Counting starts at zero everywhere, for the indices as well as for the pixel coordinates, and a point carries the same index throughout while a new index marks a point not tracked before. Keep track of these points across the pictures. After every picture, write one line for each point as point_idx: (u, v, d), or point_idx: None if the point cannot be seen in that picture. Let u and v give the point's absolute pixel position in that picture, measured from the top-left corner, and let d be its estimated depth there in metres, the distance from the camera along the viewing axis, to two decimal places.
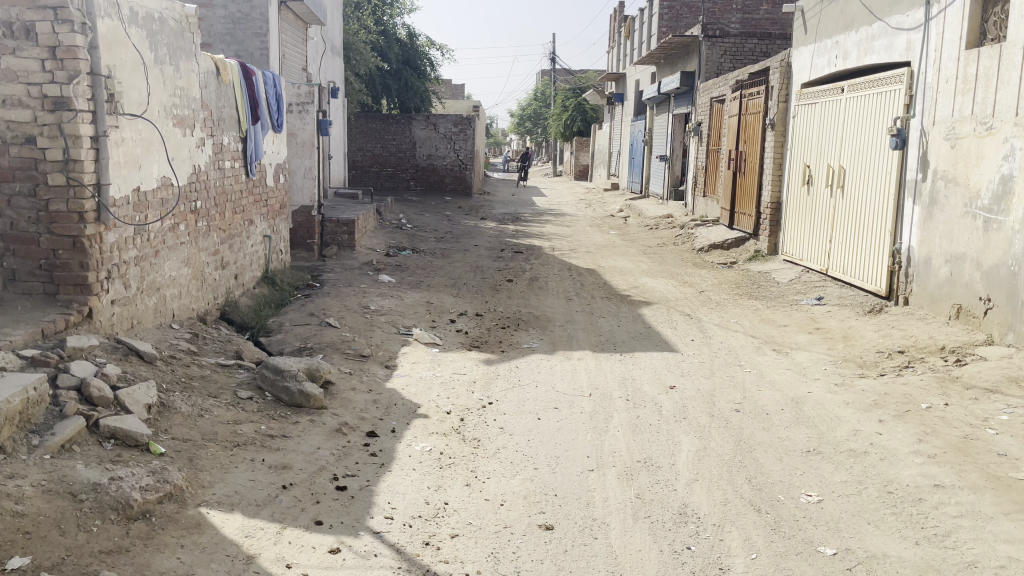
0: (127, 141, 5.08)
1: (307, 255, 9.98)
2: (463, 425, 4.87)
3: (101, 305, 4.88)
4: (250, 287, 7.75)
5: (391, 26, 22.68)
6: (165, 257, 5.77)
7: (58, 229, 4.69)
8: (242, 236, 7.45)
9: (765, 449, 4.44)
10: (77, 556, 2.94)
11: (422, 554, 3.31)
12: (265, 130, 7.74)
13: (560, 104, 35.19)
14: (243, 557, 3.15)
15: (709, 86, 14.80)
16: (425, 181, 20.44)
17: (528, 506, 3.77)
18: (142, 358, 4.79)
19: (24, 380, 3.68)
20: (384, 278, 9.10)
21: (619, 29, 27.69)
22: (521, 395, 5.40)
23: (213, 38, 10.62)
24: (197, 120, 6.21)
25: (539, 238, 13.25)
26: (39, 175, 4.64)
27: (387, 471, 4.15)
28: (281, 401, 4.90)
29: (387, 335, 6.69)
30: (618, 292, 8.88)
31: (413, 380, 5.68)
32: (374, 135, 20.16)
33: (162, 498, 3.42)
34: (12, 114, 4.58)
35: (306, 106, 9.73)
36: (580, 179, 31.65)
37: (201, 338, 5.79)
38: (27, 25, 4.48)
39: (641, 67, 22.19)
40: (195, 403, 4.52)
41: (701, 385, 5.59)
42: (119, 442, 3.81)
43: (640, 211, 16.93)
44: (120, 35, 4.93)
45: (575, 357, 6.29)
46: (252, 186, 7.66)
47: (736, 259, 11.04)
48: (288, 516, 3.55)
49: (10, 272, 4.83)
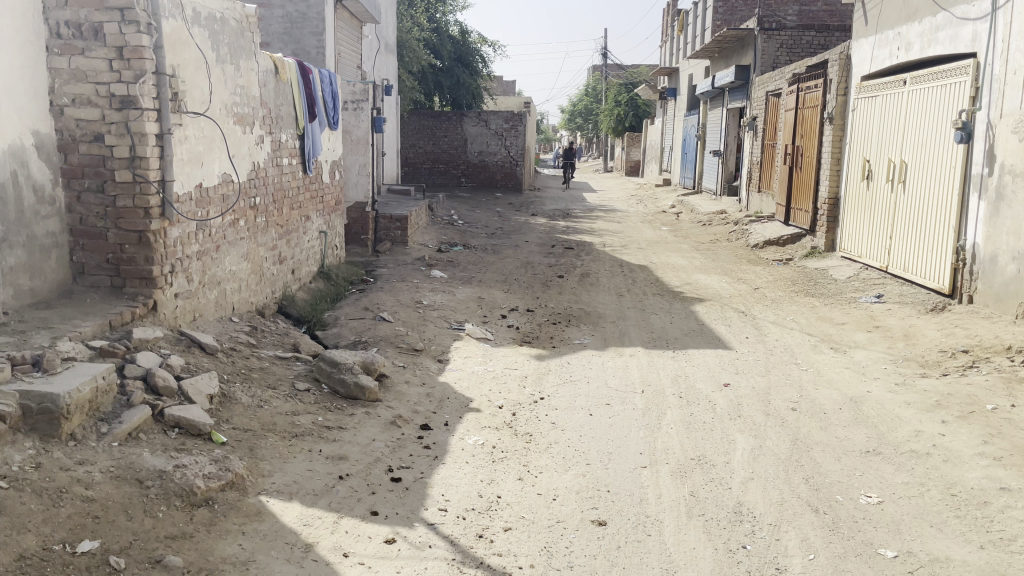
0: (191, 139, 5.22)
1: (361, 250, 10.12)
2: (515, 419, 4.90)
3: (164, 298, 5.04)
4: (307, 282, 7.91)
5: (443, 23, 22.88)
6: (226, 252, 5.92)
7: (124, 224, 4.86)
8: (300, 232, 7.62)
9: (823, 449, 4.36)
10: (144, 540, 3.04)
11: (475, 546, 3.34)
12: (324, 128, 7.88)
13: (610, 100, 35.02)
14: (303, 545, 3.23)
15: (764, 79, 14.51)
16: (476, 177, 20.55)
17: (580, 501, 3.77)
18: (204, 350, 4.92)
19: (94, 368, 3.81)
20: (436, 273, 9.18)
21: (671, 24, 27.49)
22: (572, 391, 5.40)
23: (271, 37, 10.83)
24: (256, 117, 6.35)
25: (592, 234, 13.20)
26: (107, 173, 4.80)
27: (440, 463, 4.19)
28: (337, 393, 5.00)
29: (439, 330, 6.77)
30: (670, 288, 8.81)
31: (465, 375, 5.72)
32: (425, 132, 20.34)
33: (223, 486, 3.53)
34: (80, 113, 4.72)
35: (361, 104, 9.80)
36: (631, 174, 31.39)
37: (259, 331, 5.92)
38: (96, 26, 4.64)
39: (694, 61, 21.98)
40: (255, 394, 4.63)
41: (756, 383, 5.51)
42: (183, 430, 3.93)
43: (692, 207, 16.74)
44: (183, 35, 5.06)
45: (627, 353, 6.26)
46: (309, 182, 7.82)
47: (792, 255, 10.82)
48: (345, 505, 3.62)
49: (79, 266, 4.99)
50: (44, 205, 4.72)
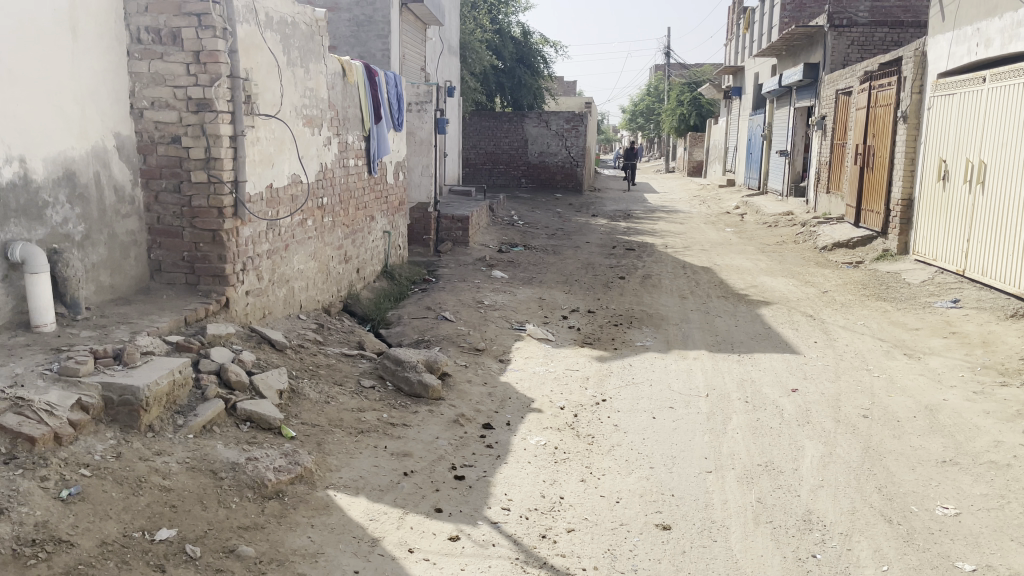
0: (262, 141, 5.36)
1: (423, 250, 10.23)
2: (577, 420, 4.88)
3: (236, 295, 5.18)
4: (371, 281, 8.03)
5: (505, 24, 22.95)
6: (295, 251, 6.06)
7: (199, 223, 5.02)
8: (365, 232, 7.75)
9: (896, 458, 4.23)
10: (218, 530, 3.13)
11: (538, 546, 3.34)
12: (390, 130, 7.99)
13: (673, 100, 34.63)
14: (369, 539, 3.28)
15: (834, 77, 14.15)
16: (537, 177, 20.56)
17: (644, 505, 3.73)
18: (273, 346, 5.04)
19: (170, 363, 3.94)
20: (497, 274, 9.21)
21: (737, 22, 27.05)
22: (635, 393, 5.36)
23: (339, 40, 11.05)
24: (325, 119, 6.48)
25: (653, 235, 13.08)
26: (183, 174, 4.96)
27: (503, 462, 4.21)
28: (401, 390, 5.07)
29: (501, 330, 6.79)
30: (734, 291, 8.67)
31: (526, 375, 5.73)
32: (486, 133, 20.46)
33: (293, 479, 3.62)
34: (159, 116, 4.89)
35: (425, 105, 9.99)
36: (693, 174, 30.94)
37: (326, 329, 6.04)
38: (174, 32, 4.79)
39: (761, 60, 21.57)
40: (322, 390, 4.73)
41: (826, 389, 5.38)
42: (254, 424, 4.03)
43: (757, 208, 16.42)
44: (257, 39, 5.20)
45: (691, 356, 6.18)
46: (375, 183, 7.95)
47: (862, 259, 10.53)
48: (410, 502, 3.66)
49: (156, 264, 5.17)
50: (125, 205, 4.90)
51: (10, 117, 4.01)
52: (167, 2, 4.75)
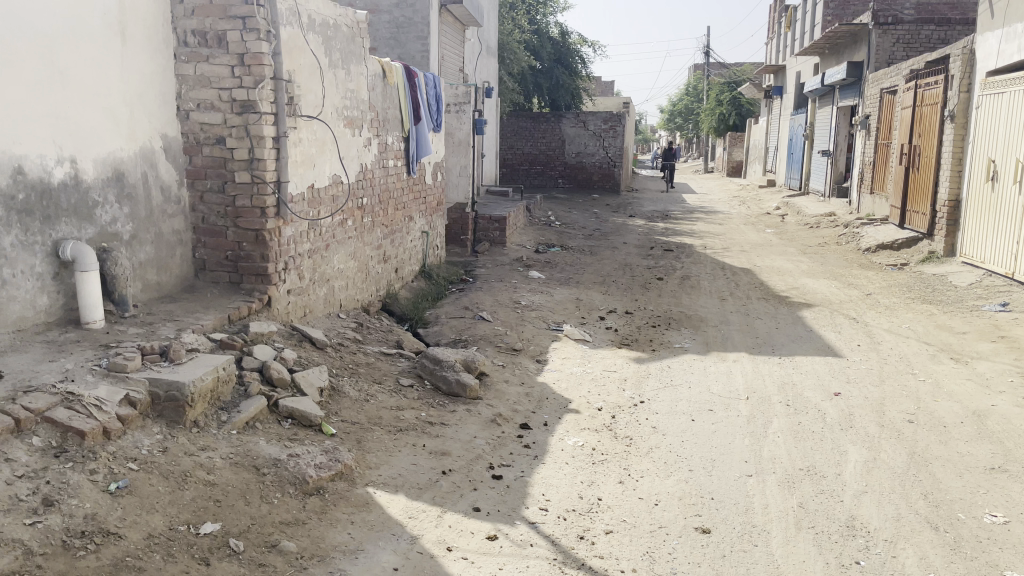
0: (304, 142, 5.43)
1: (460, 250, 10.28)
2: (615, 422, 4.86)
3: (278, 294, 5.26)
4: (409, 281, 8.09)
5: (544, 24, 22.94)
6: (335, 251, 6.13)
7: (243, 223, 5.10)
8: (403, 232, 7.81)
9: (943, 464, 4.14)
10: (261, 525, 3.18)
11: (576, 547, 3.34)
12: (430, 130, 8.04)
13: (712, 99, 34.30)
14: (408, 537, 3.31)
15: (879, 76, 13.90)
16: (574, 178, 20.52)
17: (683, 508, 3.70)
18: (314, 345, 5.11)
19: (214, 360, 4.01)
20: (534, 274, 9.21)
21: (778, 21, 26.70)
22: (673, 395, 5.32)
23: (378, 42, 11.15)
24: (365, 120, 6.54)
25: (692, 236, 12.97)
26: (227, 174, 5.05)
27: (541, 463, 4.21)
28: (439, 389, 5.10)
29: (538, 330, 6.79)
30: (775, 292, 8.56)
31: (564, 375, 5.72)
32: (524, 134, 20.50)
33: (334, 476, 3.66)
34: (204, 117, 4.97)
35: (462, 107, 9.97)
36: (732, 174, 30.59)
37: (365, 328, 6.10)
38: (219, 35, 4.86)
39: (803, 58, 21.27)
40: (361, 388, 4.78)
41: (869, 393, 5.28)
42: (296, 421, 4.09)
43: (798, 209, 16.19)
44: (300, 42, 5.27)
45: (731, 358, 6.12)
46: (413, 184, 8.00)
47: (907, 261, 10.32)
48: (448, 500, 3.68)
49: (200, 262, 5.27)
50: (171, 205, 5.00)
51: (62, 119, 4.12)
52: (213, 5, 4.83)
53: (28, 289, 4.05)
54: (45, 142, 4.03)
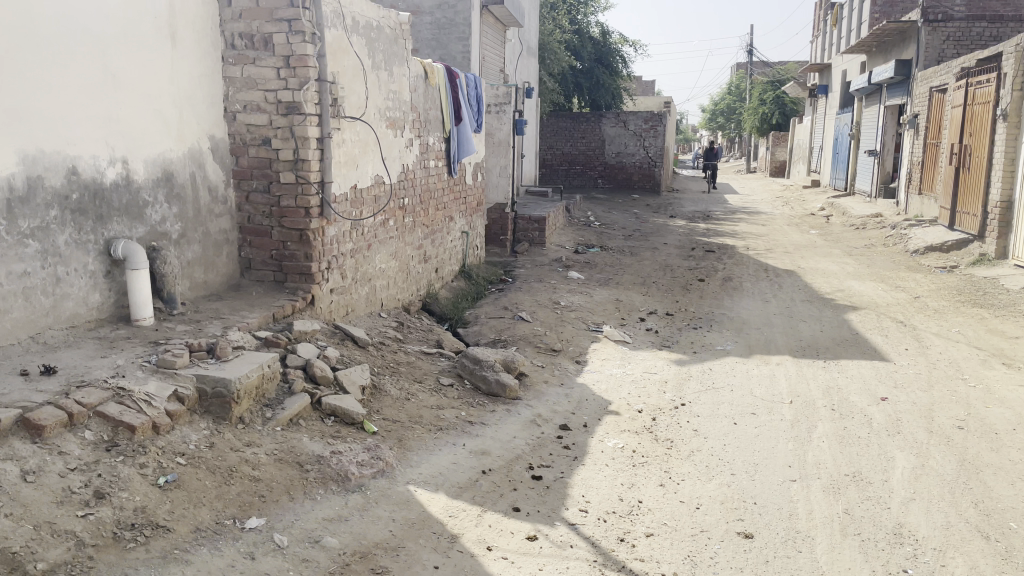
0: (348, 142, 5.49)
1: (499, 250, 10.31)
2: (656, 424, 4.83)
3: (321, 293, 5.33)
4: (449, 281, 8.14)
5: (584, 24, 22.88)
6: (377, 250, 6.19)
7: (287, 223, 5.18)
8: (444, 232, 7.85)
9: (995, 472, 4.03)
10: (304, 521, 3.23)
11: (617, 549, 3.32)
12: (471, 131, 8.08)
13: (755, 98, 33.86)
14: (448, 535, 3.33)
15: (928, 74, 13.59)
16: (614, 178, 20.43)
17: (725, 512, 3.67)
18: (356, 343, 5.16)
19: (260, 357, 4.08)
20: (574, 274, 9.19)
21: (823, 18, 26.26)
22: (715, 398, 5.27)
23: (420, 43, 11.24)
24: (407, 121, 6.60)
25: (734, 237, 12.82)
26: (273, 175, 5.13)
27: (580, 464, 4.21)
28: (479, 389, 5.12)
29: (578, 331, 6.78)
30: (820, 295, 8.43)
31: (604, 377, 5.70)
32: (564, 134, 20.49)
33: (375, 474, 3.70)
34: (251, 118, 5.06)
35: (503, 107, 9.98)
36: (776, 175, 30.17)
37: (405, 327, 6.15)
38: (266, 37, 4.94)
39: (849, 57, 20.89)
40: (402, 387, 4.82)
41: (918, 398, 5.17)
42: (338, 419, 4.14)
43: (843, 210, 15.90)
44: (343, 43, 5.33)
45: (774, 361, 6.04)
46: (454, 184, 8.04)
47: (957, 263, 10.08)
48: (488, 500, 3.69)
49: (246, 261, 5.36)
50: (218, 205, 5.10)
51: (114, 121, 4.23)
52: (260, 8, 4.91)
53: (82, 286, 4.16)
54: (98, 143, 4.14)
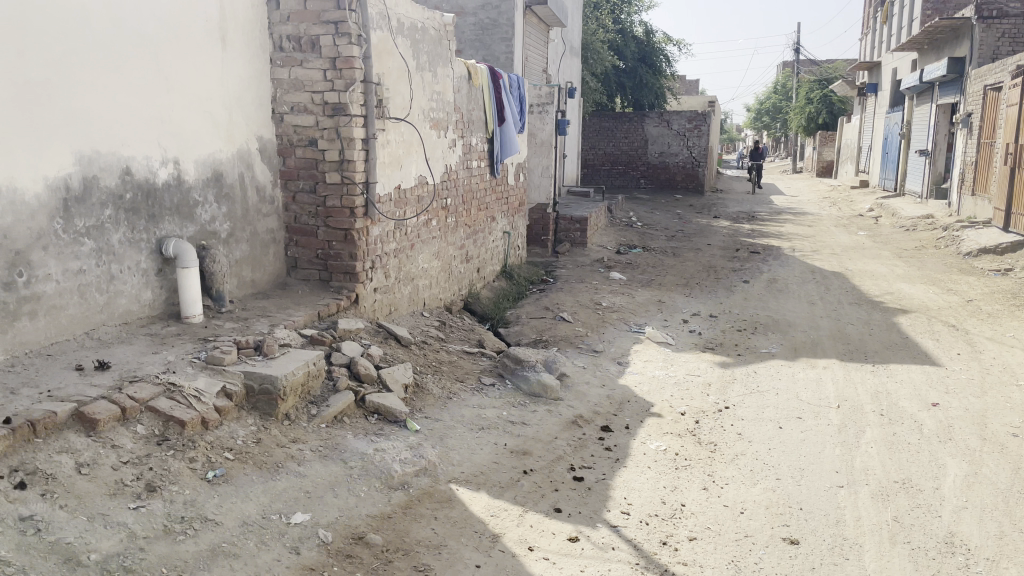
0: (392, 143, 5.54)
1: (541, 250, 10.32)
2: (699, 427, 4.78)
3: (365, 292, 5.40)
4: (490, 280, 8.17)
5: (628, 24, 22.75)
6: (420, 250, 6.24)
7: (333, 223, 5.25)
8: (486, 232, 7.88)
9: None
10: (348, 517, 3.26)
11: (659, 553, 3.30)
12: (515, 132, 8.09)
13: (802, 97, 33.31)
14: (490, 534, 3.34)
15: (983, 72, 13.23)
16: (656, 178, 20.28)
17: (770, 517, 3.62)
18: (399, 342, 5.20)
19: (305, 355, 4.14)
20: (615, 275, 9.15)
21: (873, 15, 25.71)
22: (759, 401, 5.20)
23: (463, 45, 11.30)
24: (450, 122, 6.63)
25: (779, 238, 12.63)
26: (319, 175, 5.20)
27: (622, 466, 4.18)
28: (520, 389, 5.13)
29: (620, 332, 6.74)
30: (868, 297, 8.25)
31: (646, 379, 5.66)
32: (606, 134, 20.42)
33: (418, 472, 3.73)
34: (297, 120, 5.14)
35: (545, 107, 10.09)
36: (823, 175, 29.64)
37: (447, 326, 6.19)
38: (313, 39, 5.01)
39: (900, 54, 20.42)
40: (444, 386, 4.85)
41: (971, 404, 5.03)
42: (381, 417, 4.19)
43: (893, 211, 15.56)
44: (388, 45, 5.38)
45: (820, 365, 5.94)
46: (496, 184, 8.07)
47: (1012, 266, 9.79)
48: (529, 500, 3.70)
49: (292, 261, 5.45)
50: (265, 205, 5.19)
51: (167, 123, 4.33)
52: (308, 11, 4.97)
53: (134, 284, 4.27)
54: (151, 144, 4.24)
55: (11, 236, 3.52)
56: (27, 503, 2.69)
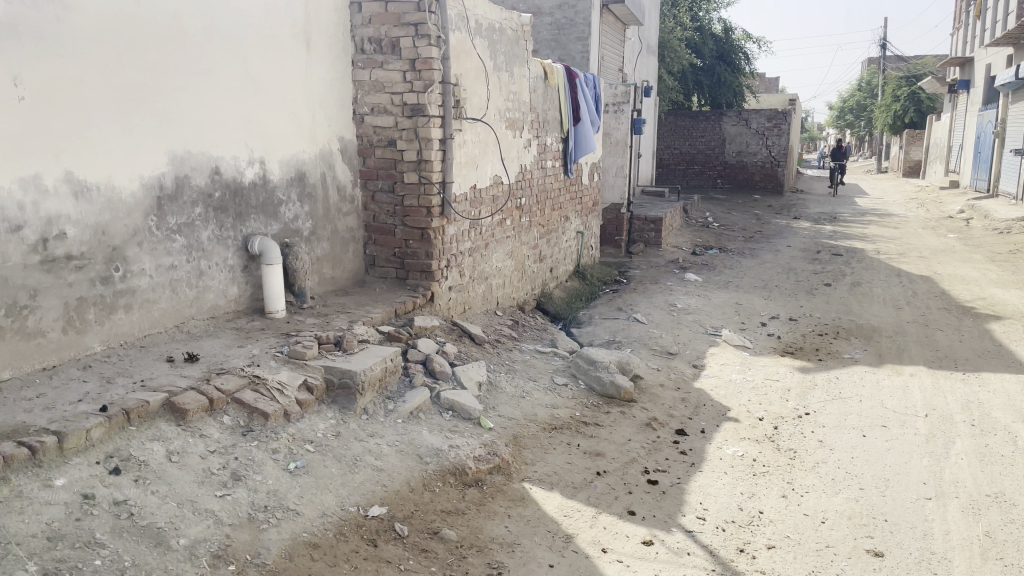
0: (468, 143, 5.60)
1: (614, 251, 10.26)
2: (777, 433, 4.67)
3: (440, 290, 5.46)
4: (563, 280, 8.16)
5: (706, 21, 22.37)
6: (494, 250, 6.28)
7: (410, 221, 5.34)
8: (559, 232, 7.88)
9: None
10: (424, 511, 3.31)
11: (736, 560, 3.24)
12: (590, 131, 8.04)
13: (888, 95, 32.13)
14: (563, 534, 3.34)
15: None
16: (733, 178, 19.90)
17: (853, 528, 3.51)
18: (473, 340, 5.25)
19: (383, 351, 4.22)
20: (691, 276, 9.01)
21: (966, 9, 24.61)
22: (842, 408, 5.04)
23: (539, 44, 11.32)
24: (526, 122, 6.66)
25: (863, 240, 12.22)
26: (397, 175, 5.29)
27: (698, 470, 4.12)
28: (593, 390, 5.10)
29: (695, 335, 6.64)
30: (959, 303, 7.90)
31: (722, 382, 5.56)
32: (682, 133, 20.15)
33: (492, 469, 3.76)
34: (377, 120, 5.23)
35: (621, 106, 9.94)
36: (910, 176, 28.53)
37: (520, 325, 6.21)
38: (394, 42, 5.09)
39: (995, 49, 19.48)
40: (517, 385, 4.87)
41: None
42: (456, 414, 4.22)
43: (985, 213, 14.86)
44: (467, 45, 5.43)
45: (907, 372, 5.71)
46: (570, 184, 8.05)
47: None
48: (603, 502, 3.68)
49: (370, 258, 5.56)
50: (346, 203, 5.31)
51: (254, 124, 4.47)
52: (389, 13, 5.05)
53: (222, 280, 4.43)
54: (239, 144, 4.39)
55: (109, 232, 3.70)
56: (121, 488, 2.82)
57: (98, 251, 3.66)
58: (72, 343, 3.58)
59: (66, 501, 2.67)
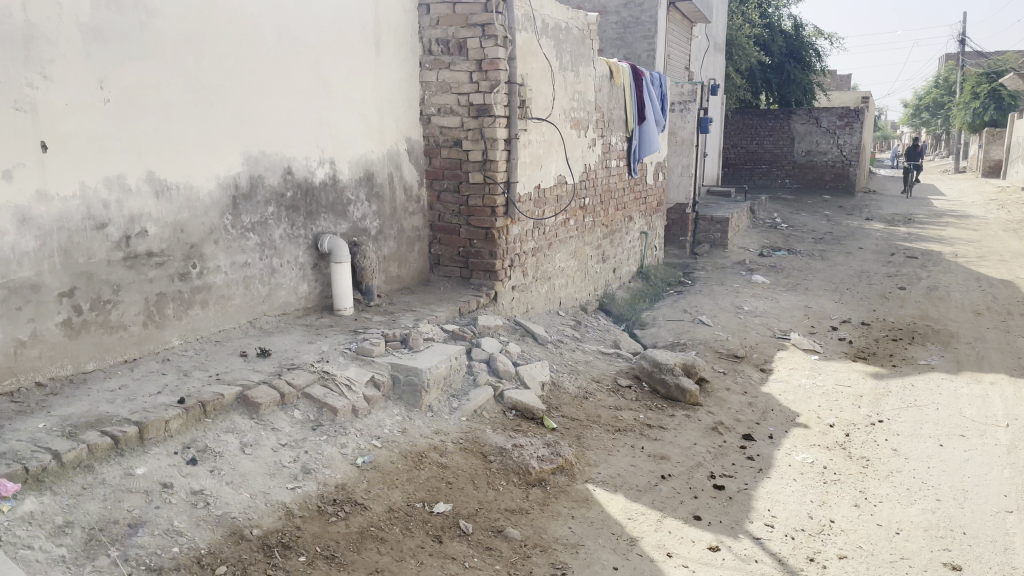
0: (533, 143, 5.61)
1: (679, 251, 10.14)
2: (849, 440, 4.54)
3: (503, 289, 5.49)
4: (627, 281, 8.11)
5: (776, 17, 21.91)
6: (558, 250, 6.28)
7: (475, 221, 5.38)
8: (623, 232, 7.83)
9: None
10: (487, 509, 3.33)
11: (806, 569, 3.17)
12: (655, 130, 7.96)
13: (967, 92, 30.92)
14: (627, 537, 3.31)
15: None
16: (802, 178, 19.44)
17: (930, 540, 3.39)
18: (536, 340, 5.26)
19: (448, 349, 4.26)
20: (757, 278, 8.84)
21: None
22: (918, 416, 4.87)
23: (605, 43, 11.26)
24: (591, 121, 6.63)
25: (939, 243, 11.78)
26: (463, 175, 5.34)
27: (766, 477, 4.04)
28: (657, 392, 5.05)
29: (763, 338, 6.50)
30: None
31: (791, 387, 5.44)
32: (749, 132, 19.79)
33: (556, 469, 3.75)
34: (444, 121, 5.29)
35: (687, 105, 9.83)
36: (990, 176, 27.39)
37: (583, 325, 6.19)
38: (461, 42, 5.13)
39: None
40: (580, 385, 4.85)
41: None
42: (520, 413, 4.23)
43: None
44: (533, 45, 5.44)
45: (987, 380, 5.49)
46: (634, 184, 7.99)
47: None
48: (668, 506, 3.64)
49: (435, 258, 5.63)
50: (412, 203, 5.38)
51: (325, 125, 4.56)
52: (457, 14, 5.09)
53: (292, 277, 4.54)
54: (310, 145, 4.48)
55: (187, 230, 3.82)
56: (197, 478, 2.91)
57: (177, 248, 3.79)
58: (152, 337, 3.71)
59: (146, 489, 2.77)
